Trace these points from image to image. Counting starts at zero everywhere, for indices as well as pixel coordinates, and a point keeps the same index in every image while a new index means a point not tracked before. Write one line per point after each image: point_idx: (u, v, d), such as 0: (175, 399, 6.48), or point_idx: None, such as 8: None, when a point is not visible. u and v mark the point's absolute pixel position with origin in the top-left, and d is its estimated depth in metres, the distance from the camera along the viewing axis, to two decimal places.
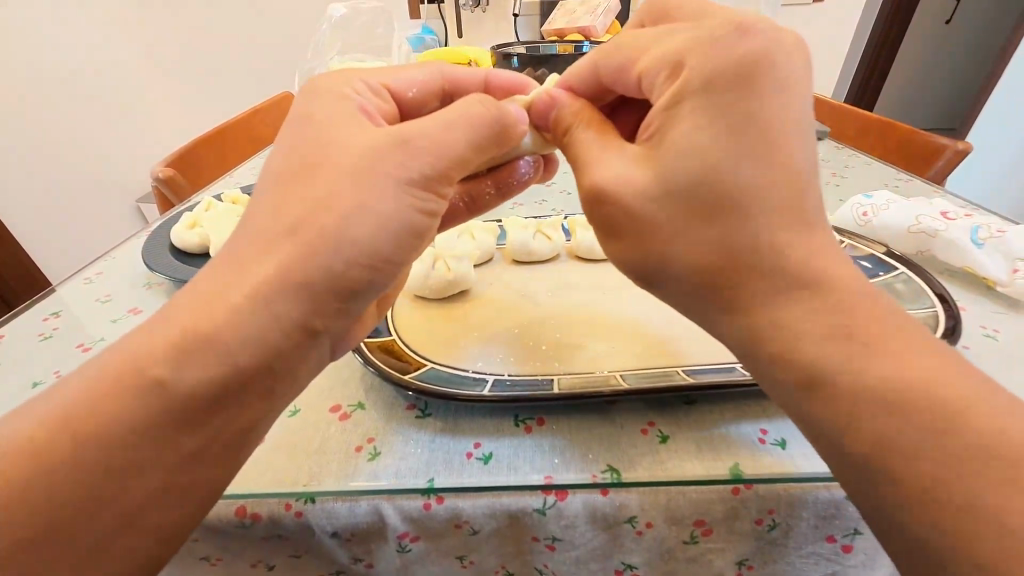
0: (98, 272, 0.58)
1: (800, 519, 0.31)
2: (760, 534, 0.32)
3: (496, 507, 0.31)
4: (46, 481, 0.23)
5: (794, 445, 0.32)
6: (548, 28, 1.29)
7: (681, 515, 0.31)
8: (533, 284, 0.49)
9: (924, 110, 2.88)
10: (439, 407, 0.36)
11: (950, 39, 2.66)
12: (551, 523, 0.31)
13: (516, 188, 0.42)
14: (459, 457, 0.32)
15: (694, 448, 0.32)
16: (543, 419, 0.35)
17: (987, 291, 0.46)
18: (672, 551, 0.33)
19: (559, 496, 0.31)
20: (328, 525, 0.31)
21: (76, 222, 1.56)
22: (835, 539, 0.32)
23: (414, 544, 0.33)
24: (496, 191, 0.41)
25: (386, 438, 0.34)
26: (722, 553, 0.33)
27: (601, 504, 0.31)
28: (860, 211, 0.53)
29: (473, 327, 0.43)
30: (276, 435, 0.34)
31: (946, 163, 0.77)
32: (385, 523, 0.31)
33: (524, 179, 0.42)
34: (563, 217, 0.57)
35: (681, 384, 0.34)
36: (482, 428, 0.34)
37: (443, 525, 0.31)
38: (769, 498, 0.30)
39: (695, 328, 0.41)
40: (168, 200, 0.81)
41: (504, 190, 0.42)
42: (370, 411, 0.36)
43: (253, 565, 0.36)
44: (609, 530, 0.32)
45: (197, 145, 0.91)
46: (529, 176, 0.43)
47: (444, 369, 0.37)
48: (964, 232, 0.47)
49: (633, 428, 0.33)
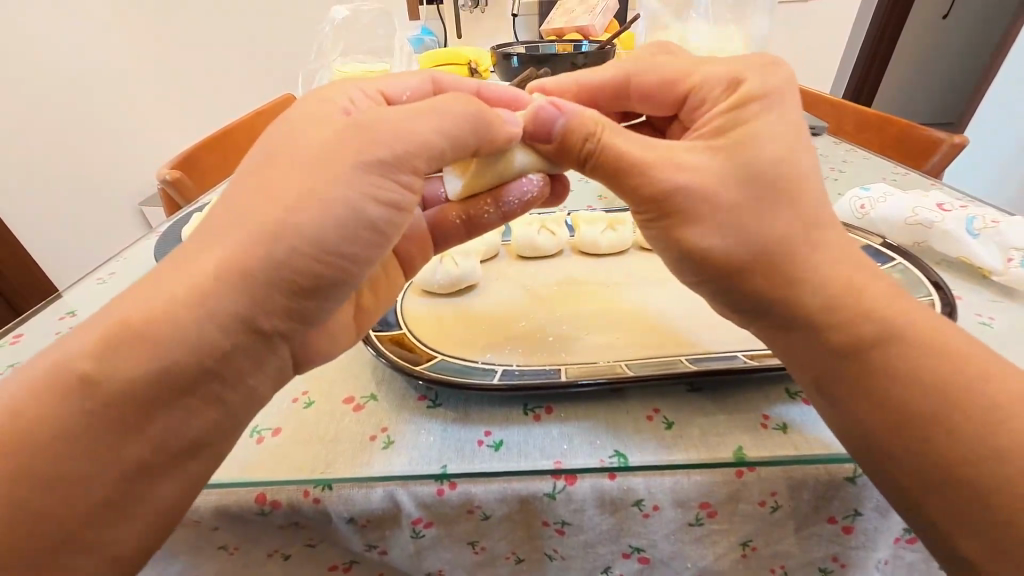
0: (110, 273, 0.59)
1: (801, 501, 0.32)
2: (763, 515, 0.33)
3: (508, 491, 0.32)
4: (82, 459, 0.24)
5: (794, 428, 0.33)
6: (546, 27, 1.31)
7: (686, 499, 0.32)
8: (538, 278, 0.50)
9: (924, 104, 2.89)
10: (449, 396, 0.37)
11: (948, 34, 2.68)
12: (560, 506, 0.32)
13: (517, 209, 0.41)
14: (470, 445, 0.33)
15: (698, 434, 0.33)
16: (551, 407, 0.36)
17: (983, 280, 0.47)
18: (677, 534, 0.34)
19: (568, 481, 0.32)
20: (344, 512, 0.33)
21: (76, 223, 1.57)
22: (836, 520, 0.33)
23: (428, 530, 0.34)
24: (495, 211, 0.41)
25: (400, 427, 0.35)
26: (726, 536, 0.34)
27: (609, 488, 0.32)
28: (858, 204, 0.54)
29: (480, 322, 0.44)
30: (291, 426, 0.35)
31: (942, 157, 0.78)
32: (400, 509, 0.32)
33: (526, 200, 0.40)
34: (566, 213, 0.59)
35: (685, 371, 0.35)
36: (492, 416, 0.35)
37: (456, 510, 0.32)
38: (771, 480, 0.31)
39: (696, 321, 0.42)
40: (174, 202, 0.82)
41: (504, 211, 0.41)
42: (382, 402, 0.37)
43: (269, 554, 0.38)
44: (617, 513, 0.33)
45: (201, 147, 0.92)
46: (532, 195, 0.40)
47: (453, 360, 0.38)
48: (959, 223, 0.48)
49: (639, 415, 0.34)
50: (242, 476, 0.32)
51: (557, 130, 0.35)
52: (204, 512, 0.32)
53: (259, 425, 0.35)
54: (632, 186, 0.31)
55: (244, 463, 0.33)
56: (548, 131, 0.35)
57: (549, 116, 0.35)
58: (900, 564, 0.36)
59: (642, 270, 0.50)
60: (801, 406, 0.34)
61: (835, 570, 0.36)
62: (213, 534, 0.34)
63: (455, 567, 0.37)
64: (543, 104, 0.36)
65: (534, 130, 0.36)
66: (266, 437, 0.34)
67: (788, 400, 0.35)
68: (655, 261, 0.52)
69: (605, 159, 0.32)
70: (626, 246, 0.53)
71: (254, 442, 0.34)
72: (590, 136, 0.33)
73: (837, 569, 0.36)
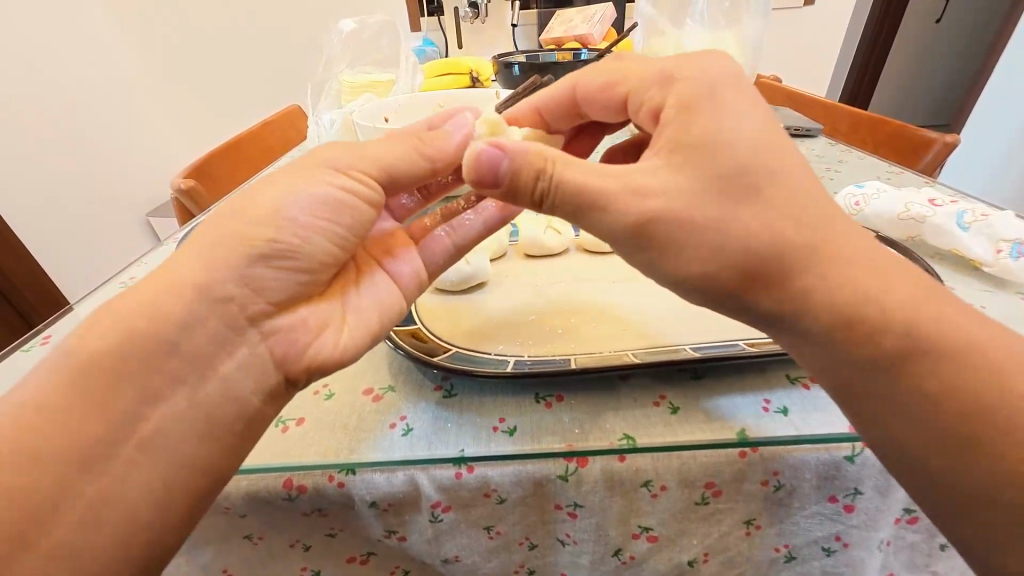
0: (134, 274, 0.60)
1: (802, 480, 0.34)
2: (766, 494, 0.34)
3: (523, 474, 0.33)
4: None
5: (795, 412, 0.34)
6: (545, 36, 1.35)
7: (692, 478, 0.34)
8: (545, 275, 0.52)
9: (916, 107, 2.94)
10: (464, 386, 0.39)
11: (939, 36, 2.73)
12: (572, 489, 0.34)
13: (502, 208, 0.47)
14: (486, 430, 0.35)
15: (701, 418, 0.34)
16: (561, 395, 0.37)
17: (974, 271, 0.48)
18: (684, 512, 0.35)
19: (580, 463, 0.33)
20: (367, 495, 0.34)
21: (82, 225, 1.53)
22: (837, 499, 0.34)
23: (446, 514, 0.35)
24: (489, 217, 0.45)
25: (417, 417, 0.36)
26: (730, 515, 0.36)
27: (619, 469, 0.33)
28: (853, 200, 0.56)
29: (491, 318, 0.46)
30: (314, 416, 0.37)
31: (934, 156, 0.80)
32: (420, 491, 0.34)
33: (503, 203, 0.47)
34: (571, 214, 0.61)
35: (689, 357, 0.36)
36: (505, 404, 0.37)
37: (472, 493, 0.34)
38: (774, 459, 0.33)
39: (695, 314, 0.44)
40: (186, 210, 0.84)
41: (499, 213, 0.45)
42: (399, 392, 0.39)
43: (291, 544, 0.39)
44: (626, 494, 0.34)
45: (213, 155, 0.94)
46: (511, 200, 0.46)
47: (466, 351, 0.40)
48: (950, 217, 0.50)
49: (646, 401, 0.36)
50: (268, 463, 0.33)
51: (504, 173, 0.33)
52: (235, 498, 0.34)
53: (285, 416, 0.37)
54: (608, 227, 0.31)
55: (270, 450, 0.34)
56: (494, 175, 0.33)
57: (493, 158, 0.33)
58: (903, 546, 0.37)
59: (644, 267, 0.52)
60: (801, 391, 0.36)
61: (838, 550, 0.37)
62: (241, 521, 0.36)
63: (471, 552, 0.39)
64: (484, 146, 0.33)
65: (473, 180, 0.34)
66: (291, 427, 0.36)
67: (789, 385, 0.36)
68: None
69: (560, 192, 0.32)
70: None
71: (279, 431, 0.36)
72: (540, 173, 0.32)
73: (840, 549, 0.37)
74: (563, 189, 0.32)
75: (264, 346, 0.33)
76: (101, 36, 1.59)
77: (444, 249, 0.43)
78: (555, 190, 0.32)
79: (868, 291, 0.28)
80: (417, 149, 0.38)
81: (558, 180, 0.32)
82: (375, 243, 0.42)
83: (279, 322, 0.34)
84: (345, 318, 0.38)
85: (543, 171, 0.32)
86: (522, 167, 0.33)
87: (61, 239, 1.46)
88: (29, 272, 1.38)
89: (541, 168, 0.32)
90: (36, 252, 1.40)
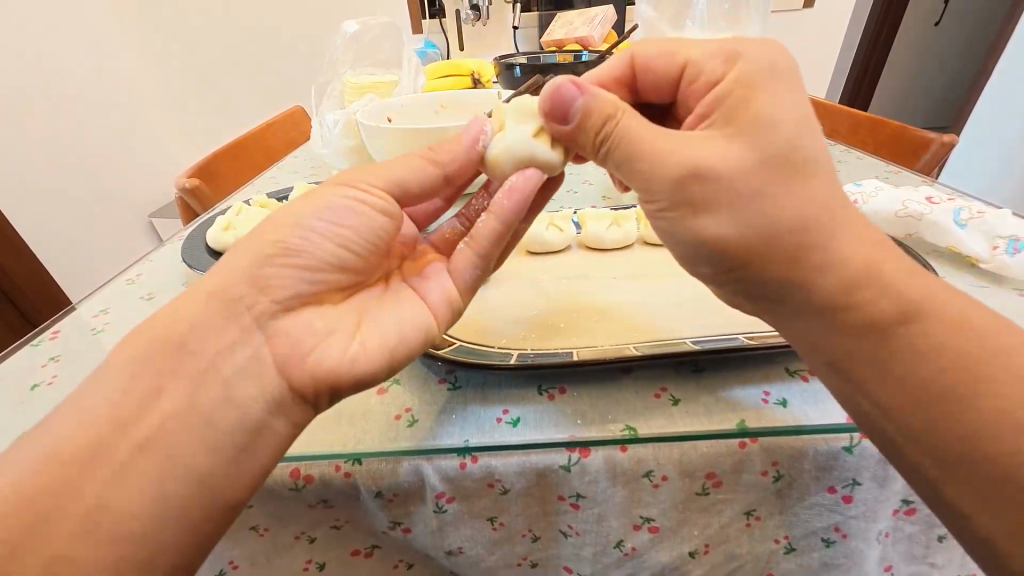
0: (140, 272, 0.60)
1: (801, 470, 0.34)
2: (766, 484, 0.35)
3: (527, 464, 0.34)
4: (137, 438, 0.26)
5: (795, 404, 0.35)
6: (546, 38, 1.37)
7: (693, 469, 0.34)
8: (547, 272, 0.53)
9: (915, 109, 2.96)
10: (468, 379, 0.39)
11: (937, 39, 2.74)
12: (575, 479, 0.34)
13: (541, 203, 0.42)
14: (490, 422, 0.35)
15: (701, 410, 0.35)
16: (564, 388, 0.38)
17: (971, 268, 0.49)
18: (684, 502, 0.36)
19: (583, 454, 0.34)
20: (373, 486, 0.35)
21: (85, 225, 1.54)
22: (835, 490, 0.35)
23: (450, 505, 0.36)
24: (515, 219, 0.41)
25: (422, 409, 0.37)
26: (730, 505, 0.36)
27: (621, 460, 0.34)
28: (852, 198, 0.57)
29: (495, 314, 0.46)
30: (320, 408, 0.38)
31: (933, 156, 0.81)
32: (425, 482, 0.35)
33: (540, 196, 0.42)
34: (573, 212, 0.61)
35: (690, 351, 0.37)
36: (509, 396, 0.37)
37: (477, 483, 0.35)
38: (773, 450, 0.34)
39: (697, 309, 0.45)
40: (190, 208, 0.85)
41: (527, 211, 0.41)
42: (404, 385, 0.39)
43: (296, 536, 0.40)
44: (629, 485, 0.35)
45: (217, 155, 0.95)
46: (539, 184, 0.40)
47: (470, 344, 0.40)
48: (948, 215, 0.50)
49: (648, 393, 0.37)
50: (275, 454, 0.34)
51: (574, 111, 0.36)
52: None
53: None
54: (648, 175, 0.31)
55: None
56: (568, 112, 0.36)
57: (572, 97, 0.36)
58: (901, 537, 0.38)
59: (647, 264, 0.53)
60: (800, 384, 0.36)
61: (837, 541, 0.37)
62: (248, 511, 0.37)
63: (475, 544, 0.39)
64: (566, 83, 0.36)
65: (551, 111, 0.38)
66: None
67: (788, 378, 0.37)
68: (661, 256, 0.54)
69: (620, 134, 0.33)
70: (632, 242, 0.56)
71: None
72: (608, 117, 0.34)
73: (839, 541, 0.37)
74: (622, 134, 0.33)
75: (278, 350, 0.33)
76: (106, 38, 1.60)
77: (471, 263, 0.40)
78: (616, 135, 0.33)
79: (885, 303, 0.28)
80: (427, 158, 0.39)
81: (619, 124, 0.33)
82: (410, 262, 0.43)
83: (287, 323, 0.34)
84: (362, 334, 0.36)
85: (612, 116, 0.33)
86: (599, 105, 0.34)
87: (63, 238, 1.47)
88: (30, 271, 1.38)
89: (614, 110, 0.34)
90: (38, 251, 1.41)
